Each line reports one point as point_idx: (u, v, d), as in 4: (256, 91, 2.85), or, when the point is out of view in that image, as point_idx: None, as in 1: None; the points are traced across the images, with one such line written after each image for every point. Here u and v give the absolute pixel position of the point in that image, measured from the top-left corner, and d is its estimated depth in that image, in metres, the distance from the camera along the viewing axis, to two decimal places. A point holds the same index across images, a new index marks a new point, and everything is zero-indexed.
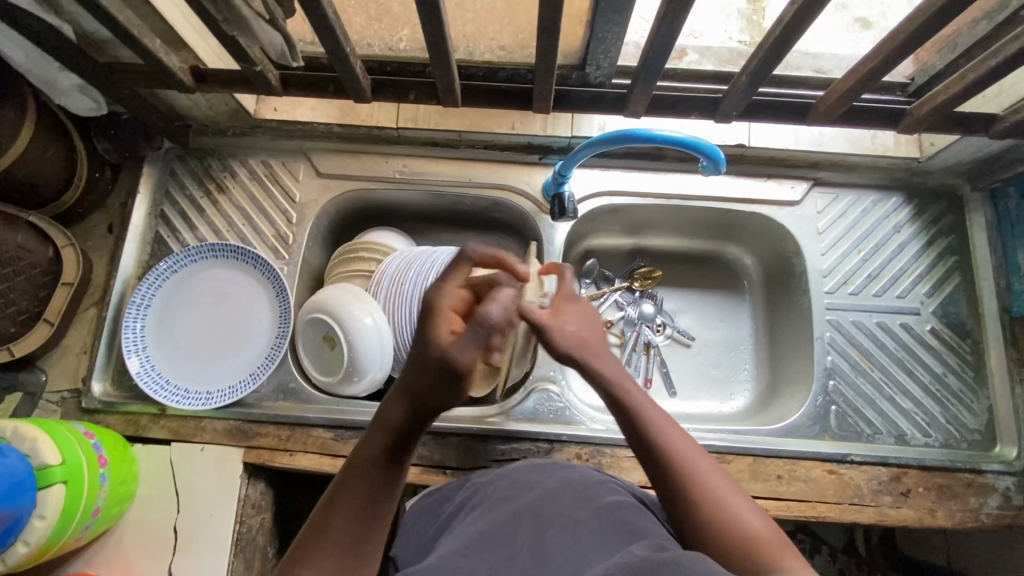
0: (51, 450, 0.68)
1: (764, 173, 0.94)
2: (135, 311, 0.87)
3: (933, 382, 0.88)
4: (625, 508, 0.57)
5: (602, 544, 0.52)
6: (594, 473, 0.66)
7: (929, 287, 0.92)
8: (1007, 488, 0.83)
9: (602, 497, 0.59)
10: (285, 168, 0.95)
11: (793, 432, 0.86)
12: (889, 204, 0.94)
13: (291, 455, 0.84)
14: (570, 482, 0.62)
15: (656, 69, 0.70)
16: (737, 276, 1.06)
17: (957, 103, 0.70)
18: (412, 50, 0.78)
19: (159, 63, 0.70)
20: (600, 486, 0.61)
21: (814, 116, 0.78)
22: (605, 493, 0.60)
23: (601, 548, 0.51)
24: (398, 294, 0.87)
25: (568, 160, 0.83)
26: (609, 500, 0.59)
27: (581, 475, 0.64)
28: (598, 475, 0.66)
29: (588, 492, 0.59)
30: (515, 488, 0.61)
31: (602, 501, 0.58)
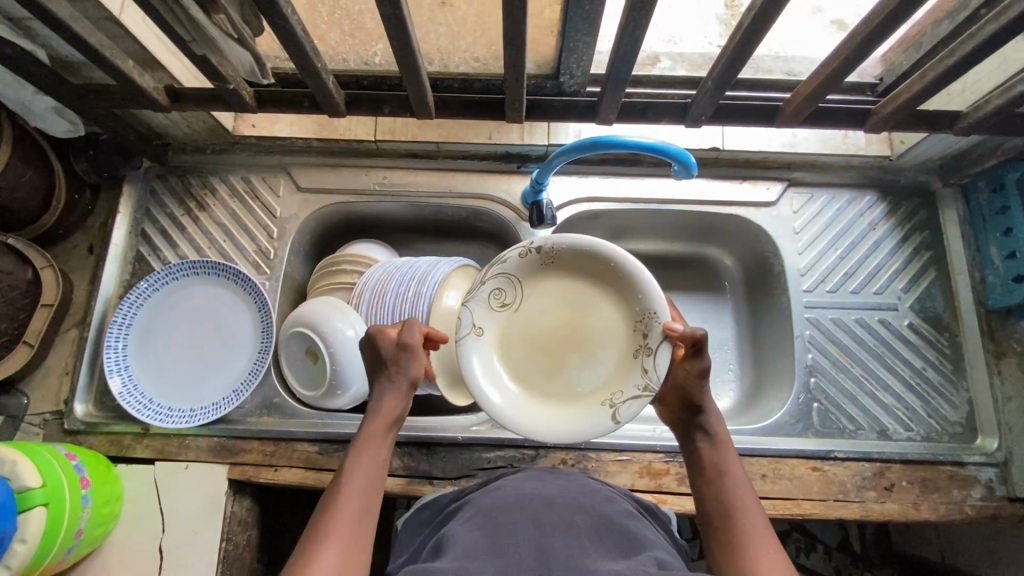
0: (30, 471, 0.68)
1: (739, 175, 0.95)
2: (117, 330, 0.87)
3: (913, 377, 0.89)
4: (622, 520, 0.57)
5: (602, 552, 0.51)
6: (589, 480, 0.65)
7: (905, 283, 0.93)
8: (990, 479, 0.83)
9: (598, 506, 0.58)
10: (265, 184, 0.95)
11: (776, 431, 0.87)
12: (863, 202, 0.96)
13: (276, 470, 0.84)
14: (566, 488, 0.61)
15: (624, 77, 0.71)
16: (718, 277, 1.07)
17: (920, 101, 0.72)
18: (387, 64, 0.80)
19: (132, 84, 0.70)
20: (595, 494, 0.61)
21: (782, 118, 0.79)
22: (601, 502, 0.60)
23: (601, 555, 0.50)
24: (379, 305, 0.87)
25: (544, 168, 0.84)
26: (603, 511, 0.58)
27: (575, 481, 0.64)
28: (592, 482, 0.65)
29: (585, 500, 0.59)
30: (513, 492, 0.60)
31: (601, 511, 0.58)
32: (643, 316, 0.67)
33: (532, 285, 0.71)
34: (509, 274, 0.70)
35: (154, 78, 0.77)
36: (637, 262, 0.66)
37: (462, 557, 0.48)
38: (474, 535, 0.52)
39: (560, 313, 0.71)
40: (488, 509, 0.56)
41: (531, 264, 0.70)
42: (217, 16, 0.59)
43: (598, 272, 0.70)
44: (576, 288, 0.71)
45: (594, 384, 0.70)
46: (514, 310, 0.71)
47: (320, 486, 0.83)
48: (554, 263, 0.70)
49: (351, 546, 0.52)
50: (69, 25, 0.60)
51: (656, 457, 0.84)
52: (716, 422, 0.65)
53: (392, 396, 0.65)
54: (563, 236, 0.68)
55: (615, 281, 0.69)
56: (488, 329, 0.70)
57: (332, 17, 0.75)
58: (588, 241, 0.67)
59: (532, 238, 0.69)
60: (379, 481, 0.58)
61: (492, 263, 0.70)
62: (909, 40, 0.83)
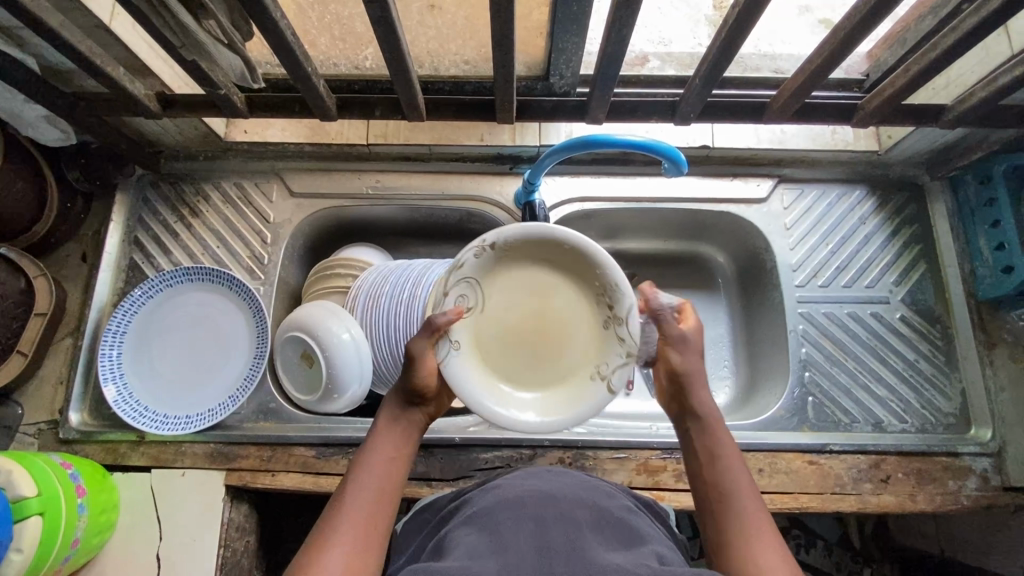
0: (26, 482, 0.68)
1: (730, 172, 0.96)
2: (111, 338, 0.86)
3: (906, 369, 0.90)
4: (623, 516, 0.57)
5: (605, 543, 0.52)
6: (589, 476, 0.66)
7: (896, 276, 0.94)
8: (984, 469, 0.84)
9: (598, 501, 0.59)
10: (257, 189, 0.96)
11: (771, 424, 0.87)
12: (853, 197, 0.97)
13: (274, 475, 0.83)
14: (566, 484, 0.61)
15: (611, 76, 0.72)
16: (712, 274, 1.07)
17: (905, 95, 0.72)
18: (378, 68, 0.81)
19: (123, 91, 0.70)
20: (595, 489, 0.61)
21: (769, 115, 0.80)
22: (601, 497, 0.60)
23: (603, 546, 0.51)
24: (374, 308, 0.87)
25: (536, 168, 0.84)
26: (604, 506, 0.58)
27: (575, 477, 0.64)
28: (591, 478, 0.65)
29: (586, 494, 0.59)
30: (512, 490, 0.59)
31: (602, 506, 0.58)
32: (607, 291, 0.65)
33: (493, 282, 0.67)
34: (470, 276, 0.66)
35: (145, 85, 0.77)
36: (592, 239, 0.63)
37: (463, 558, 0.48)
38: (474, 537, 0.51)
39: (529, 305, 0.68)
40: (487, 510, 0.56)
41: (487, 261, 0.66)
42: (206, 22, 0.60)
43: (554, 255, 0.66)
44: (537, 276, 0.67)
45: (580, 370, 0.68)
46: (483, 312, 0.67)
47: (318, 490, 0.83)
48: (509, 254, 0.66)
49: (357, 547, 0.51)
50: (61, 35, 0.61)
51: (653, 454, 0.84)
52: (707, 405, 0.63)
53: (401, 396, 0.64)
54: (512, 227, 0.64)
55: (573, 260, 0.65)
56: (464, 341, 0.67)
57: (323, 22, 0.75)
58: (541, 228, 0.63)
59: (482, 235, 0.64)
60: (390, 480, 0.57)
61: (448, 272, 0.65)
62: (894, 36, 0.84)
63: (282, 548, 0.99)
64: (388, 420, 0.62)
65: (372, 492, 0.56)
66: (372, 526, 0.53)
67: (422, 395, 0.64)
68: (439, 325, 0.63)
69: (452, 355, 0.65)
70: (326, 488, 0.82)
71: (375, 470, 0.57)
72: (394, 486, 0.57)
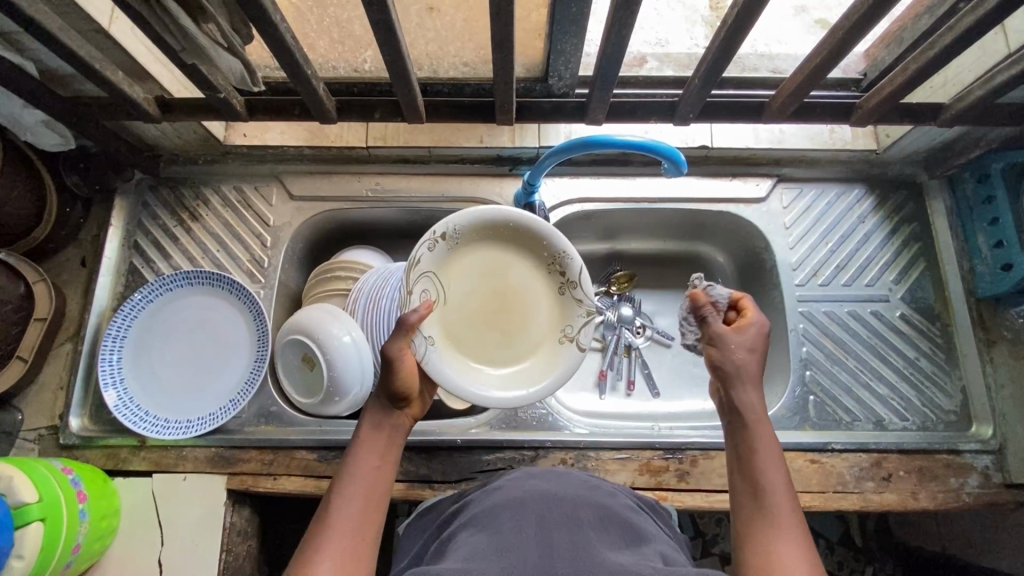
0: (27, 488, 0.67)
1: (729, 172, 0.96)
2: (111, 343, 0.86)
3: (907, 367, 0.90)
4: (625, 515, 0.58)
5: (609, 543, 0.52)
6: (590, 476, 0.65)
7: (895, 275, 0.94)
8: (986, 466, 0.84)
9: (602, 501, 0.59)
10: (257, 193, 0.96)
11: (773, 424, 0.87)
12: (851, 196, 0.97)
13: (275, 479, 0.83)
14: (569, 484, 0.61)
15: (611, 77, 0.72)
16: (712, 274, 1.07)
17: (903, 93, 0.73)
18: (377, 70, 0.81)
19: (123, 95, 0.70)
20: (596, 489, 0.61)
21: (768, 115, 0.80)
22: (603, 496, 0.60)
23: (607, 545, 0.51)
24: (374, 310, 0.87)
25: (536, 168, 0.84)
26: (608, 505, 0.58)
27: (576, 477, 0.64)
28: (593, 478, 0.65)
29: (589, 494, 0.59)
30: (517, 490, 0.59)
31: (605, 505, 0.58)
32: (555, 259, 0.73)
33: (449, 272, 0.73)
34: (430, 269, 0.71)
35: (144, 89, 0.77)
36: (531, 214, 0.71)
37: (466, 560, 0.48)
38: (477, 538, 0.52)
39: (485, 287, 0.74)
40: (491, 511, 0.56)
41: (441, 253, 0.71)
42: (206, 26, 0.60)
43: (500, 237, 0.73)
44: (487, 259, 0.74)
45: (545, 336, 0.76)
46: (447, 301, 0.73)
47: (319, 494, 0.82)
48: (459, 242, 0.72)
49: (346, 559, 0.51)
50: (60, 39, 0.60)
51: (655, 454, 0.84)
52: (756, 407, 0.61)
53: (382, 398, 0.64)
54: (459, 216, 0.70)
55: (517, 238, 0.73)
56: (436, 332, 0.71)
57: (321, 25, 0.76)
58: (483, 212, 0.70)
59: (432, 229, 0.70)
60: (376, 484, 0.58)
61: (410, 270, 0.69)
62: (891, 35, 0.84)
63: (284, 552, 0.99)
64: (372, 425, 0.62)
65: (358, 501, 0.56)
66: (360, 536, 0.53)
67: (403, 397, 0.64)
68: (412, 322, 0.64)
69: (430, 349, 0.69)
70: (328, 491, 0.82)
71: (361, 476, 0.58)
72: (380, 492, 0.57)
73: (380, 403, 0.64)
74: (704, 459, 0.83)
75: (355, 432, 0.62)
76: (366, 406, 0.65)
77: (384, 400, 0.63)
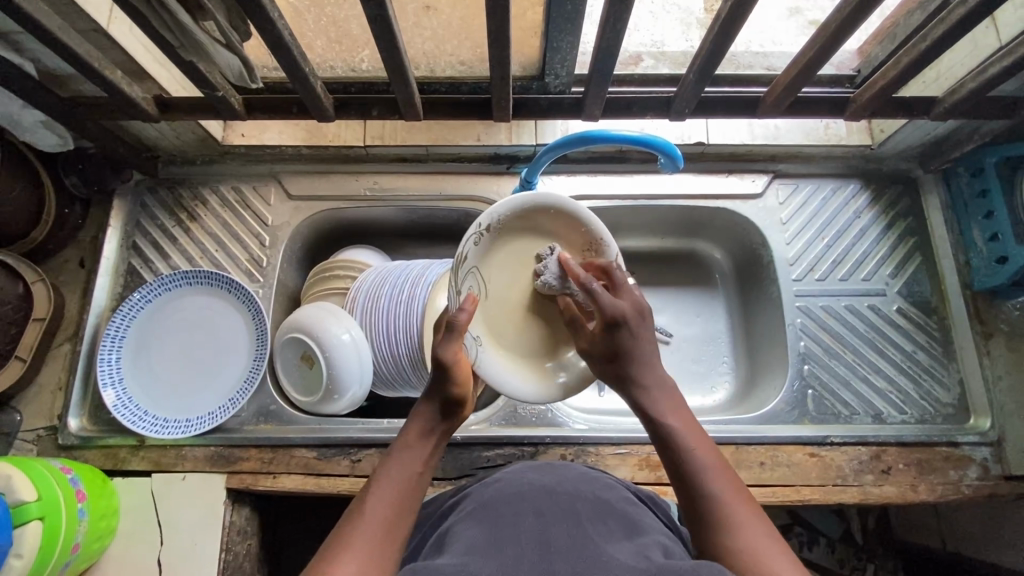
0: (26, 487, 0.67)
1: (725, 169, 0.97)
2: (110, 342, 0.86)
3: (905, 360, 0.90)
4: (622, 508, 0.57)
5: (608, 536, 0.51)
6: (589, 469, 0.66)
7: (892, 269, 0.94)
8: (984, 458, 0.84)
9: (598, 493, 0.59)
10: (255, 193, 0.96)
11: (773, 418, 0.87)
12: (847, 191, 0.97)
13: (275, 477, 0.83)
14: (567, 476, 0.61)
15: (607, 72, 0.72)
16: (709, 270, 1.08)
17: (896, 87, 0.73)
18: (375, 69, 0.82)
19: (122, 94, 0.70)
20: (595, 482, 0.61)
21: (763, 109, 0.81)
22: (601, 489, 0.60)
23: (606, 539, 0.51)
24: (375, 309, 0.88)
25: (533, 165, 0.84)
26: (604, 497, 0.58)
27: (575, 470, 0.64)
28: (593, 472, 0.65)
29: (586, 486, 0.59)
30: (514, 484, 0.59)
31: (602, 498, 0.58)
32: (591, 244, 0.71)
33: (492, 264, 0.71)
34: (476, 263, 0.70)
35: (143, 89, 0.77)
36: (573, 201, 0.69)
37: (463, 553, 0.48)
38: (474, 531, 0.51)
39: (526, 279, 0.73)
40: (490, 505, 0.56)
41: (486, 246, 0.69)
42: (204, 22, 0.60)
43: (540, 225, 0.72)
44: (526, 248, 0.72)
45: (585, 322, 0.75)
46: (490, 296, 0.72)
47: (320, 492, 0.82)
48: (502, 232, 0.70)
49: (370, 560, 0.49)
50: (58, 37, 0.61)
51: (654, 449, 0.84)
52: (666, 407, 0.61)
53: (425, 405, 0.63)
54: (502, 205, 0.68)
55: (553, 224, 0.71)
56: (482, 332, 0.71)
57: (319, 24, 0.78)
58: (524, 199, 0.68)
59: (478, 221, 0.68)
60: (412, 489, 0.57)
61: (457, 268, 0.68)
62: (885, 32, 0.85)
63: (284, 552, 0.98)
64: (416, 434, 0.61)
65: (388, 504, 0.54)
66: (387, 540, 0.52)
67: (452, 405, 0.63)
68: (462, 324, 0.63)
69: (480, 350, 0.69)
70: (328, 489, 0.82)
71: (395, 478, 0.57)
72: (412, 500, 0.56)
73: (428, 413, 0.63)
74: None
75: (398, 438, 0.62)
76: (411, 411, 0.64)
77: (427, 407, 0.63)
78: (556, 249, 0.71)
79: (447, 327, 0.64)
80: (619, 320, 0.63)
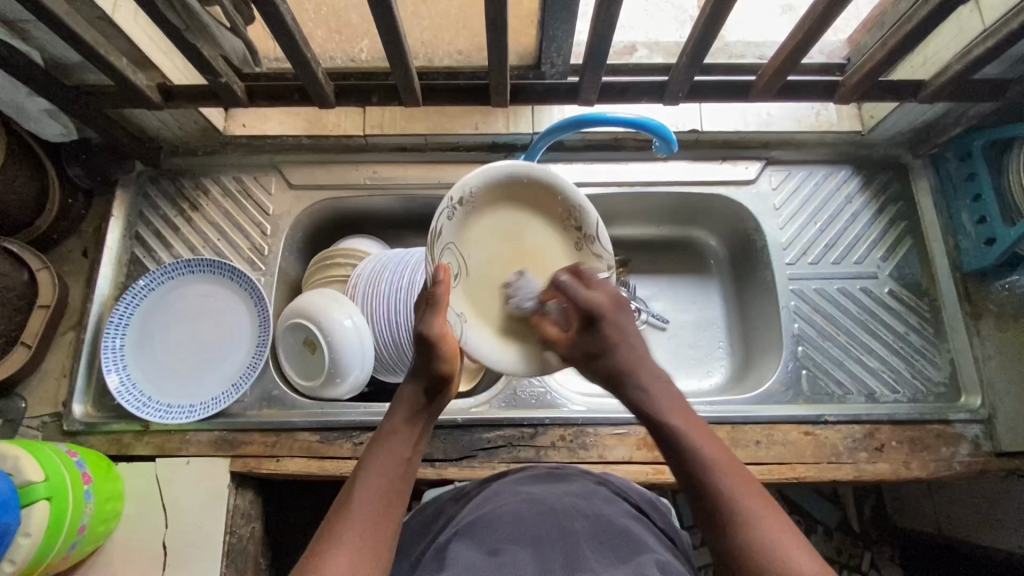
0: (33, 467, 0.68)
1: (719, 156, 0.98)
2: (114, 329, 0.87)
3: (896, 341, 0.92)
4: (620, 525, 0.58)
5: (602, 560, 0.52)
6: (589, 485, 0.66)
7: (883, 252, 0.96)
8: (976, 435, 0.86)
9: (597, 511, 0.60)
10: (256, 183, 0.97)
11: (767, 398, 0.89)
12: (839, 176, 0.99)
13: (278, 460, 0.84)
14: (565, 495, 0.62)
15: (603, 57, 0.74)
16: (704, 257, 1.10)
17: (883, 69, 0.75)
18: (374, 59, 0.85)
19: (127, 81, 0.72)
20: (593, 499, 0.62)
21: (755, 93, 0.82)
22: (599, 507, 0.61)
23: (600, 564, 0.51)
24: (375, 293, 0.89)
25: (530, 152, 0.86)
26: (602, 515, 0.59)
27: (575, 488, 0.64)
28: (592, 486, 0.66)
29: (582, 506, 0.60)
30: (511, 503, 0.60)
31: (599, 516, 0.59)
32: (570, 213, 0.70)
33: (468, 240, 0.67)
34: (453, 237, 0.66)
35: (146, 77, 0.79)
36: (548, 168, 0.68)
37: None
38: (469, 554, 0.52)
39: (505, 253, 0.69)
40: (483, 528, 0.56)
41: (461, 219, 0.66)
42: None
43: (518, 197, 0.69)
44: (506, 221, 0.69)
45: None
46: (468, 273, 0.67)
47: (322, 474, 0.83)
48: (477, 206, 0.67)
49: (360, 554, 0.51)
50: (64, 21, 0.62)
51: None
52: (663, 403, 0.62)
53: (408, 386, 0.65)
54: (473, 175, 0.65)
55: (529, 195, 0.69)
56: (466, 308, 0.67)
57: (319, 14, 0.81)
58: (499, 169, 0.66)
59: (449, 195, 0.64)
60: (399, 474, 0.59)
61: (431, 243, 0.64)
62: (873, 20, 0.87)
63: (287, 539, 0.99)
64: (401, 420, 0.63)
65: (376, 494, 0.56)
66: (377, 532, 0.54)
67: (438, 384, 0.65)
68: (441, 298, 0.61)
69: (465, 326, 0.66)
70: (331, 471, 0.83)
71: (382, 467, 0.59)
72: (401, 487, 0.58)
73: (412, 397, 0.64)
74: None
75: (383, 424, 0.63)
76: (395, 396, 0.65)
77: (411, 387, 0.65)
78: (523, 273, 0.68)
79: (425, 303, 0.63)
80: (597, 312, 0.65)
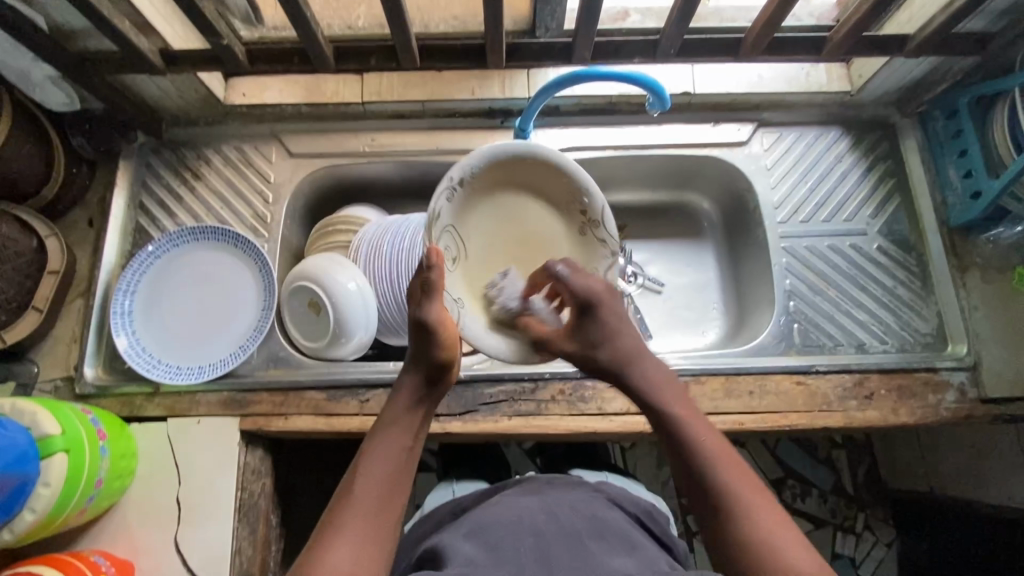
0: (51, 421, 0.70)
1: (711, 118, 1.00)
2: (122, 295, 0.89)
3: (886, 295, 0.95)
4: (618, 526, 0.63)
5: (604, 550, 0.57)
6: (590, 492, 0.72)
7: (872, 210, 0.98)
8: (962, 382, 0.88)
9: (596, 512, 0.64)
10: (257, 152, 0.99)
11: (760, 352, 0.91)
12: (829, 137, 1.01)
13: (286, 418, 0.87)
14: (569, 498, 0.67)
15: (595, 15, 0.75)
16: (698, 221, 1.11)
17: (868, 22, 0.77)
18: (370, 25, 0.87)
19: (130, 45, 0.73)
20: (594, 503, 0.67)
21: (745, 51, 0.84)
22: (599, 509, 0.66)
23: (605, 553, 0.56)
24: (376, 255, 0.91)
25: (526, 113, 0.87)
26: (602, 516, 0.64)
27: (580, 493, 0.70)
28: (592, 494, 0.71)
29: (585, 506, 0.65)
30: (517, 501, 0.65)
31: (599, 515, 0.64)
32: (575, 197, 0.72)
33: (466, 224, 0.71)
34: (448, 220, 0.69)
35: None
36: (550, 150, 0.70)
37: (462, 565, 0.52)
38: (474, 539, 0.56)
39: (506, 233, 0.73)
40: (492, 518, 0.61)
41: (459, 202, 0.69)
42: None
43: (521, 176, 0.72)
44: (505, 205, 0.72)
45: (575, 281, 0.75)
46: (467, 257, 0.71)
47: (330, 431, 0.86)
48: (478, 187, 0.70)
49: (364, 539, 0.55)
50: None
51: None
52: (669, 397, 0.68)
53: (408, 374, 0.68)
54: (473, 158, 0.68)
55: (533, 176, 0.72)
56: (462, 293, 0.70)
57: None
58: (507, 148, 0.69)
59: (449, 175, 0.67)
60: (399, 464, 0.61)
61: (429, 226, 0.67)
62: None
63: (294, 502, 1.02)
64: (400, 410, 0.65)
65: (381, 480, 0.59)
66: (379, 518, 0.57)
67: (439, 372, 0.67)
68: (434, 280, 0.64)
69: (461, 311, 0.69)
70: (339, 428, 0.86)
71: (384, 455, 0.61)
72: (402, 477, 0.61)
73: (412, 385, 0.67)
74: (697, 383, 0.88)
75: (383, 413, 0.66)
76: (396, 385, 0.68)
77: (410, 375, 0.67)
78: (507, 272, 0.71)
79: (424, 288, 0.65)
80: (593, 300, 0.69)
